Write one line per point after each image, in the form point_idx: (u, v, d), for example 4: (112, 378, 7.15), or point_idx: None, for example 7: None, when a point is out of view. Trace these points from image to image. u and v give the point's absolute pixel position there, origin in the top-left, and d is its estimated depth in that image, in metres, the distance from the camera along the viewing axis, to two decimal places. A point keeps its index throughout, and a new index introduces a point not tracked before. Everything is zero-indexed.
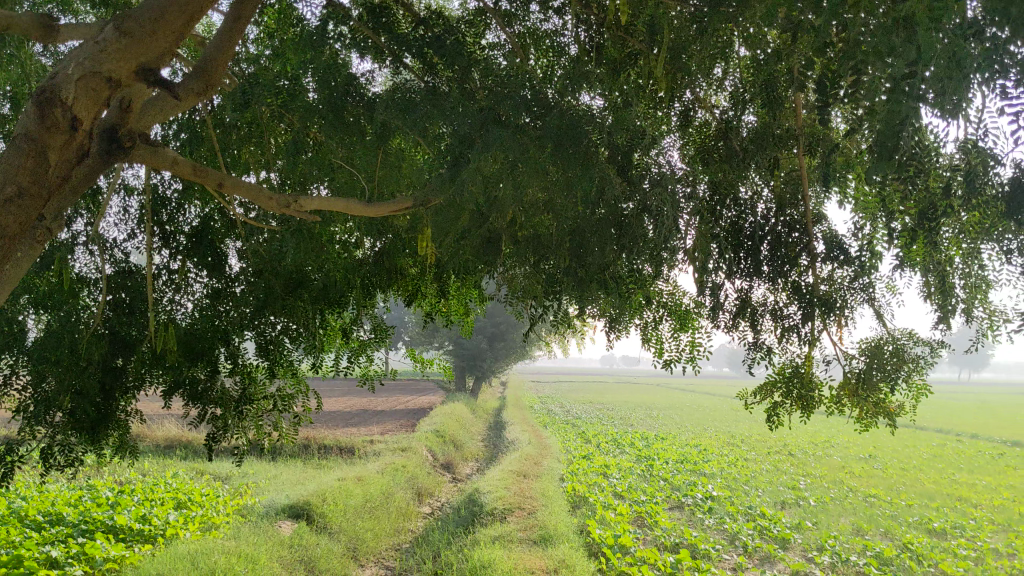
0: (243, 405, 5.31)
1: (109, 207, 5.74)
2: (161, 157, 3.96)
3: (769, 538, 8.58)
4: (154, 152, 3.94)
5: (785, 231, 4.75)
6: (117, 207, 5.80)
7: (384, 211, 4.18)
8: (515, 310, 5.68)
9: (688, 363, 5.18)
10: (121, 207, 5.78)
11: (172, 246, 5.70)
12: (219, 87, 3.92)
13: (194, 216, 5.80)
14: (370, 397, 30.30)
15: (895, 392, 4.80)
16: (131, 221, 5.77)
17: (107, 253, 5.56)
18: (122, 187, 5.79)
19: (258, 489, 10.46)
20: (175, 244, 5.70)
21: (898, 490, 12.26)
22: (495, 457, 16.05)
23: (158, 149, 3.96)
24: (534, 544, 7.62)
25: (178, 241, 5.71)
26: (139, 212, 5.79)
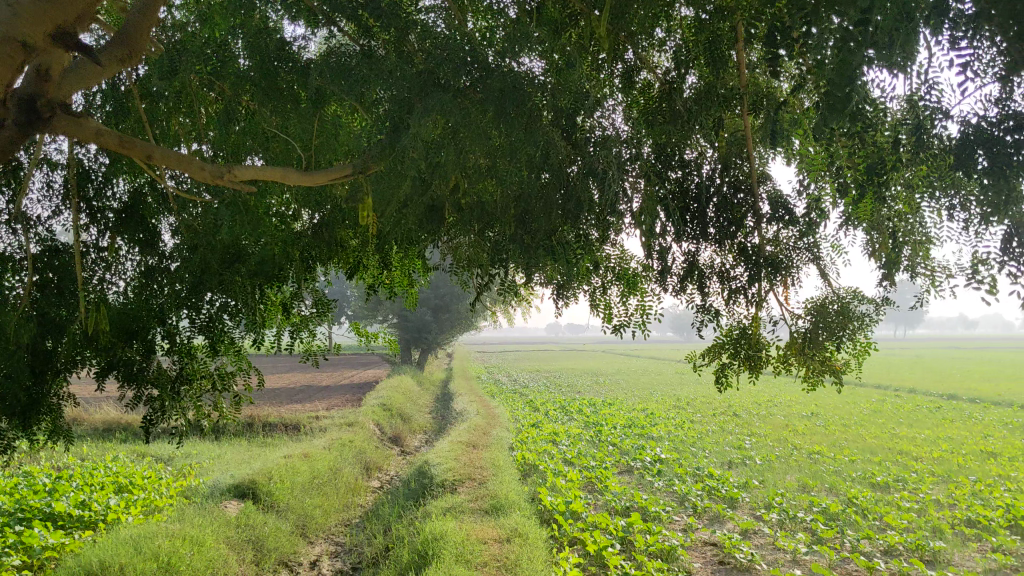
0: (180, 387, 5.27)
1: (30, 183, 5.47)
2: (84, 129, 3.93)
3: (718, 498, 8.66)
4: (77, 124, 3.92)
5: (730, 192, 4.70)
6: (39, 182, 5.52)
7: (319, 181, 4.17)
8: (460, 281, 5.50)
9: (636, 328, 5.11)
10: (39, 183, 5.50)
11: (100, 223, 5.50)
12: (145, 54, 3.79)
13: (123, 191, 5.61)
14: (315, 373, 29.99)
15: (840, 349, 4.82)
16: (55, 197, 5.50)
17: (30, 230, 5.31)
18: (44, 161, 5.52)
19: (202, 470, 10.27)
20: (104, 221, 5.50)
21: (841, 446, 12.49)
22: (444, 429, 15.99)
23: (82, 122, 3.93)
24: (486, 514, 7.57)
25: (107, 217, 5.51)
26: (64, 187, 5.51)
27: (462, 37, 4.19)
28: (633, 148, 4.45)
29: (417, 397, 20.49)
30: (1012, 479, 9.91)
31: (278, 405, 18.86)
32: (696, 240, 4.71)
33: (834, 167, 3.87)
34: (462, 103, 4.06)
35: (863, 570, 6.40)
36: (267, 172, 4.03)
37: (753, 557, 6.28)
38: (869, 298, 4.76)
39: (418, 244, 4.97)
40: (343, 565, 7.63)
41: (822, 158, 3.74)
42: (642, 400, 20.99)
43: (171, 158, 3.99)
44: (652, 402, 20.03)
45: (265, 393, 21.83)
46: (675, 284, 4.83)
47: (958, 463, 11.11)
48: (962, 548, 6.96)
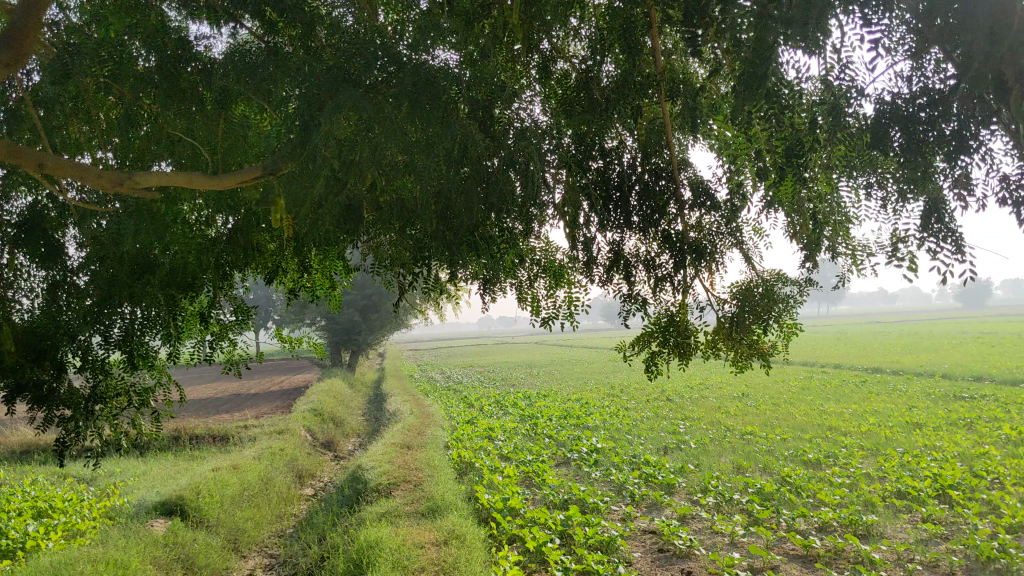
0: (93, 407, 5.07)
1: None
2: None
3: (655, 484, 8.68)
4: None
5: (652, 179, 4.66)
6: None
7: (226, 184, 4.01)
8: (384, 280, 5.34)
9: (565, 319, 5.09)
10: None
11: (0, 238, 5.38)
12: (30, 57, 3.80)
13: (23, 206, 5.54)
14: (243, 381, 29.40)
15: (767, 332, 4.81)
16: None
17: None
18: None
19: (127, 489, 9.95)
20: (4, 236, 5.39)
21: (772, 425, 12.66)
22: (377, 431, 15.79)
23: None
24: (422, 517, 7.46)
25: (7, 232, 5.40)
26: None
27: (370, 31, 4.08)
28: (553, 138, 4.35)
29: (349, 400, 20.21)
30: (937, 448, 10.16)
31: (205, 416, 18.42)
32: (621, 230, 4.68)
33: (753, 151, 3.87)
34: (375, 99, 3.95)
35: (799, 548, 6.46)
36: (170, 177, 3.90)
37: (691, 543, 6.28)
38: (794, 279, 4.75)
39: (337, 246, 4.84)
40: None
41: (742, 142, 3.73)
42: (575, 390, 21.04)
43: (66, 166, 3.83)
44: (585, 392, 20.08)
45: (192, 405, 21.28)
46: (601, 273, 4.78)
47: (886, 435, 11.34)
48: (894, 521, 7.09)
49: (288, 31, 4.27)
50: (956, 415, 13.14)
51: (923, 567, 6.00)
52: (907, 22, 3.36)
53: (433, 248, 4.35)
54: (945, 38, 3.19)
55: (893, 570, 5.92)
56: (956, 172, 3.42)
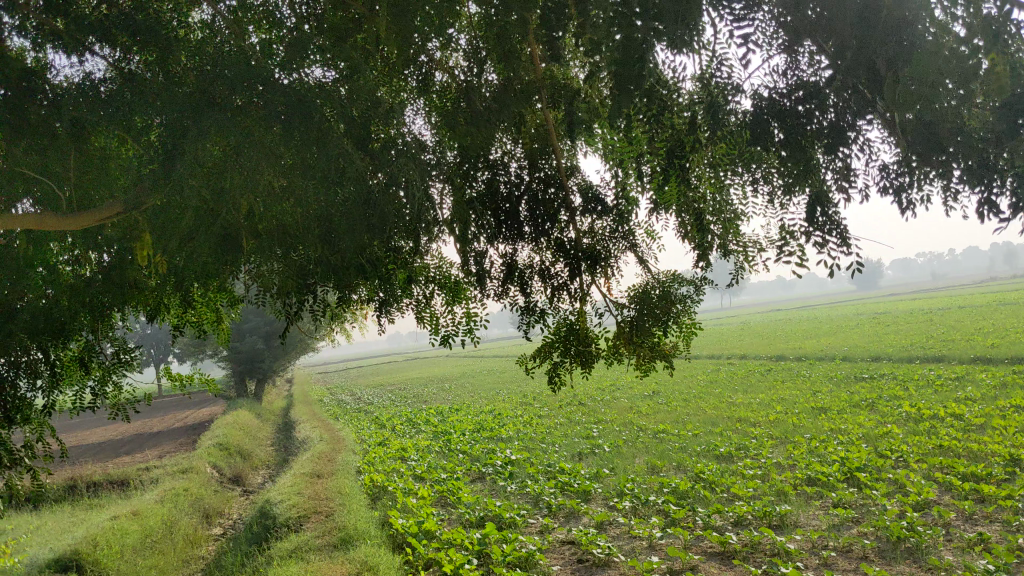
0: None
1: None
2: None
3: (570, 493, 8.61)
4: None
5: (541, 188, 4.51)
6: None
7: (82, 222, 3.74)
8: (271, 309, 5.05)
9: (465, 336, 4.93)
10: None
11: None
12: None
13: None
14: (145, 420, 28.34)
15: (667, 335, 4.79)
16: None
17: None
18: None
19: (18, 547, 9.39)
20: None
21: (683, 422, 12.74)
22: (287, 461, 15.35)
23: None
24: (335, 549, 7.21)
25: None
26: None
27: (234, 53, 3.90)
28: (438, 153, 4.44)
29: (258, 431, 19.66)
30: (843, 431, 10.37)
31: (104, 460, 17.64)
32: (513, 242, 4.51)
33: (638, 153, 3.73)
34: (243, 122, 3.76)
35: (716, 546, 6.46)
36: (17, 220, 3.62)
37: (609, 551, 6.21)
38: (689, 280, 4.76)
39: (218, 277, 4.60)
40: None
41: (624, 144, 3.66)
42: (488, 401, 20.91)
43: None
44: (499, 402, 19.95)
45: (90, 450, 20.38)
46: (496, 287, 4.56)
47: (793, 423, 11.53)
48: (806, 509, 7.18)
49: (146, 56, 4.06)
50: (857, 396, 13.47)
51: (837, 552, 6.05)
52: (777, 18, 3.32)
53: (317, 274, 4.17)
54: (819, 31, 3.24)
55: (809, 559, 5.95)
56: (837, 164, 3.47)
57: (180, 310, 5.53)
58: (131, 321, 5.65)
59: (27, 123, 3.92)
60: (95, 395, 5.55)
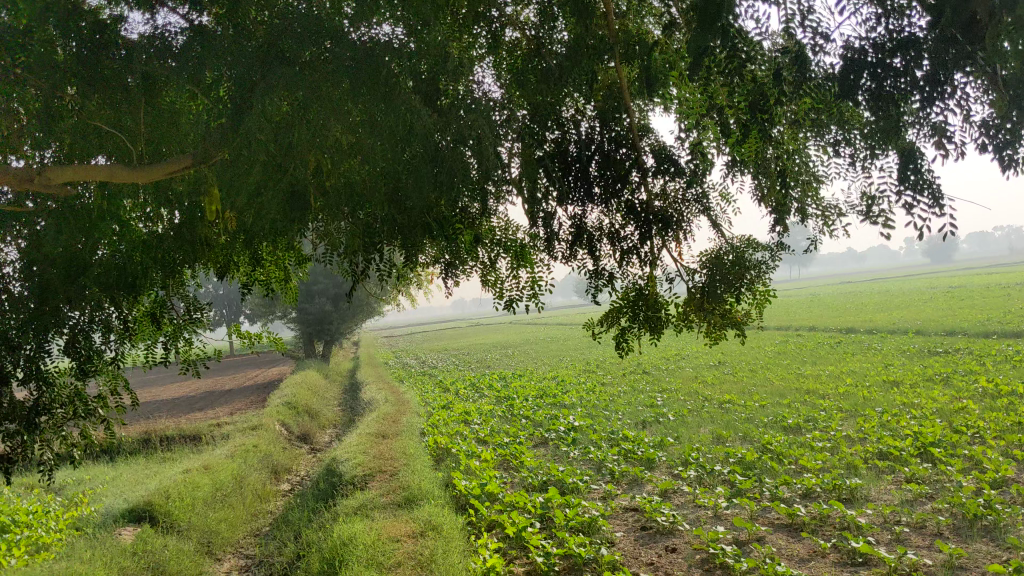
0: (37, 418, 4.75)
1: None
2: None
3: (634, 460, 8.53)
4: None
5: (613, 148, 4.31)
6: None
7: (151, 174, 3.78)
8: (338, 268, 5.04)
9: (530, 301, 4.89)
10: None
11: None
12: None
13: None
14: (216, 379, 29.02)
15: (740, 301, 4.67)
16: None
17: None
18: None
19: (95, 497, 9.68)
20: None
21: (749, 393, 12.55)
22: (353, 421, 15.54)
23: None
24: (399, 508, 7.26)
25: None
26: None
27: (304, 6, 3.84)
28: (507, 110, 4.30)
29: (325, 391, 19.97)
30: (915, 406, 10.10)
31: (177, 416, 18.09)
32: (582, 203, 4.37)
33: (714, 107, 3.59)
34: (311, 77, 3.72)
35: (784, 517, 6.33)
36: (88, 171, 3.68)
37: (674, 519, 6.14)
38: (764, 246, 4.61)
39: (286, 234, 4.59)
40: None
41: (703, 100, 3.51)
42: (552, 367, 20.90)
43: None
44: (562, 369, 19.92)
45: (164, 406, 20.95)
46: (564, 250, 4.50)
47: (864, 396, 11.27)
48: (878, 483, 7.01)
49: (216, 9, 4.03)
50: (930, 371, 13.11)
51: (910, 528, 5.89)
52: None
53: (384, 232, 4.13)
54: None
55: (881, 534, 5.80)
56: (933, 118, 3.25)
57: (249, 268, 5.56)
58: (201, 279, 5.72)
59: (101, 76, 3.93)
60: (167, 350, 5.63)
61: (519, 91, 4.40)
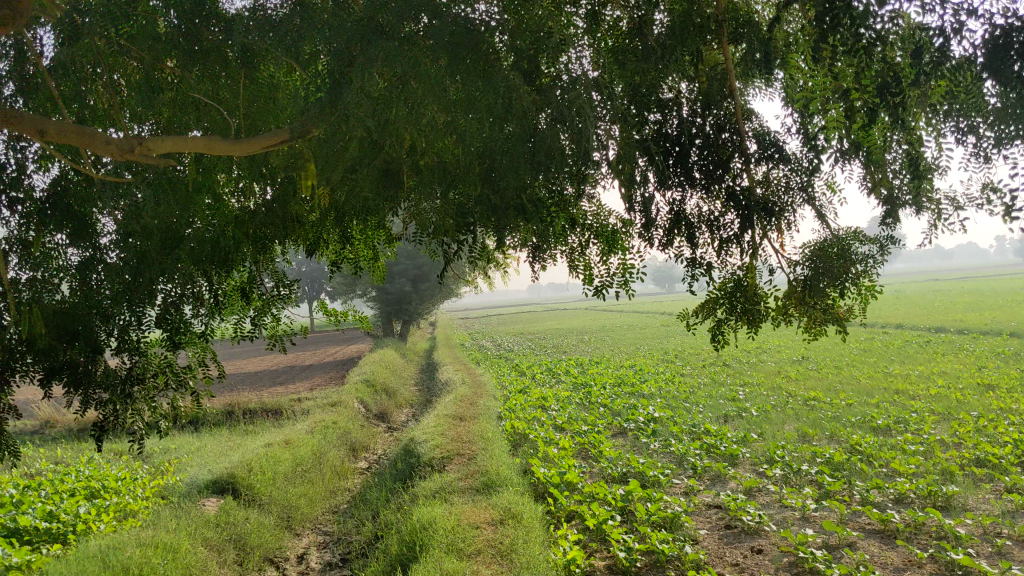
0: (132, 388, 4.88)
1: None
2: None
3: (717, 455, 8.32)
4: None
5: (715, 132, 4.19)
6: None
7: (249, 148, 3.68)
8: (427, 249, 4.98)
9: (620, 289, 4.70)
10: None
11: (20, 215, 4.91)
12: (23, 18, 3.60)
13: (45, 176, 5.02)
14: (297, 354, 29.58)
15: (842, 297, 4.44)
16: None
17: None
18: None
19: (180, 466, 9.91)
20: (23, 212, 4.92)
21: (835, 390, 12.17)
22: (430, 402, 15.61)
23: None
24: (477, 494, 7.22)
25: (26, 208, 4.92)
26: None
27: None
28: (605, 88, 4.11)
29: (403, 371, 20.13)
30: (1015, 411, 9.63)
31: (259, 389, 18.46)
32: (682, 188, 4.16)
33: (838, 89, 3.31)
34: (410, 53, 3.63)
35: (876, 523, 6.08)
36: (186, 143, 3.60)
37: (761, 519, 5.94)
38: (872, 238, 4.35)
39: (377, 213, 4.52)
40: (331, 556, 7.24)
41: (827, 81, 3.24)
42: (629, 356, 20.69)
43: (70, 132, 3.60)
44: (640, 358, 19.68)
45: (246, 379, 21.42)
46: (660, 237, 4.26)
47: (958, 399, 10.80)
48: (976, 491, 6.68)
49: None
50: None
51: (1013, 541, 5.58)
52: None
53: (477, 213, 4.01)
54: None
55: (981, 546, 5.51)
56: None
57: (338, 246, 5.53)
58: (290, 255, 5.73)
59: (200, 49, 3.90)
60: (255, 324, 5.62)
61: (618, 72, 4.23)
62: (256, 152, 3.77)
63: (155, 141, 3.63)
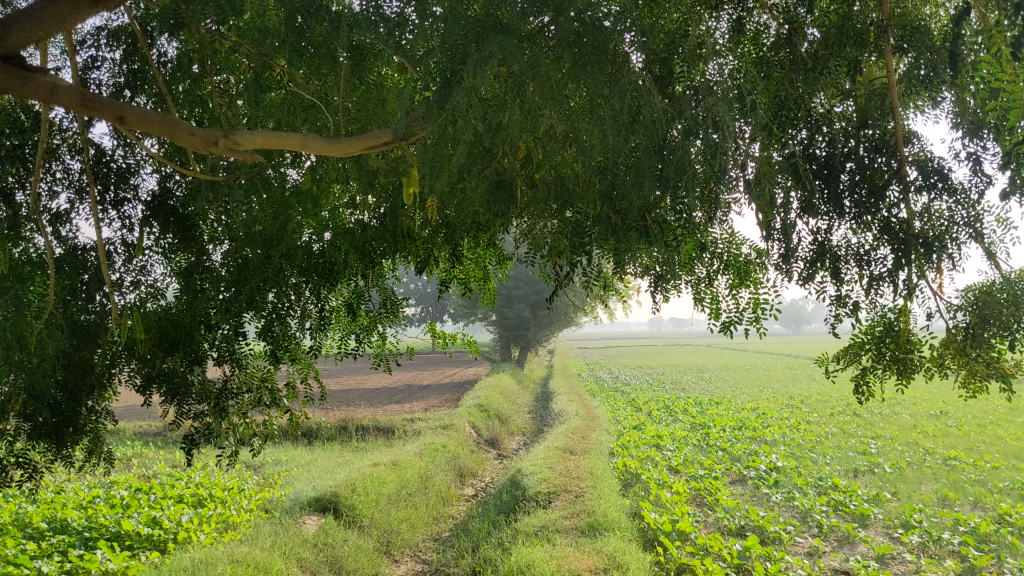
0: (225, 403, 4.67)
1: (46, 169, 4.72)
2: (36, 84, 3.27)
3: (846, 514, 7.63)
4: (28, 78, 3.24)
5: (870, 156, 3.74)
6: (55, 168, 4.77)
7: (347, 148, 3.30)
8: (541, 271, 4.64)
9: (750, 326, 4.28)
10: (58, 167, 4.77)
11: (124, 217, 4.86)
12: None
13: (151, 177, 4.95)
14: (417, 374, 29.82)
15: (1012, 350, 3.84)
16: (75, 186, 4.77)
17: (47, 225, 4.76)
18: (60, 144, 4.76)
19: (288, 480, 9.88)
20: (128, 214, 4.87)
21: (980, 449, 11.12)
22: (543, 431, 15.27)
23: (34, 76, 3.26)
24: (582, 536, 6.81)
25: (132, 210, 4.87)
26: (83, 175, 4.77)
27: None
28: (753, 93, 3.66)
29: (517, 397, 19.90)
30: None
31: (375, 406, 18.57)
32: (828, 216, 3.71)
33: None
34: (531, 52, 3.28)
35: None
36: (277, 139, 3.24)
37: None
38: None
39: (489, 228, 4.21)
40: None
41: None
42: (752, 398, 19.79)
43: (150, 121, 3.27)
44: (763, 402, 18.79)
45: (365, 395, 21.66)
46: (803, 270, 3.80)
47: None
48: None
49: None
50: None
51: None
52: None
53: (595, 232, 3.63)
54: None
55: None
56: None
57: (448, 264, 5.24)
58: (400, 271, 5.52)
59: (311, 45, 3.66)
60: (360, 342, 5.41)
61: (764, 83, 3.82)
62: (356, 154, 3.41)
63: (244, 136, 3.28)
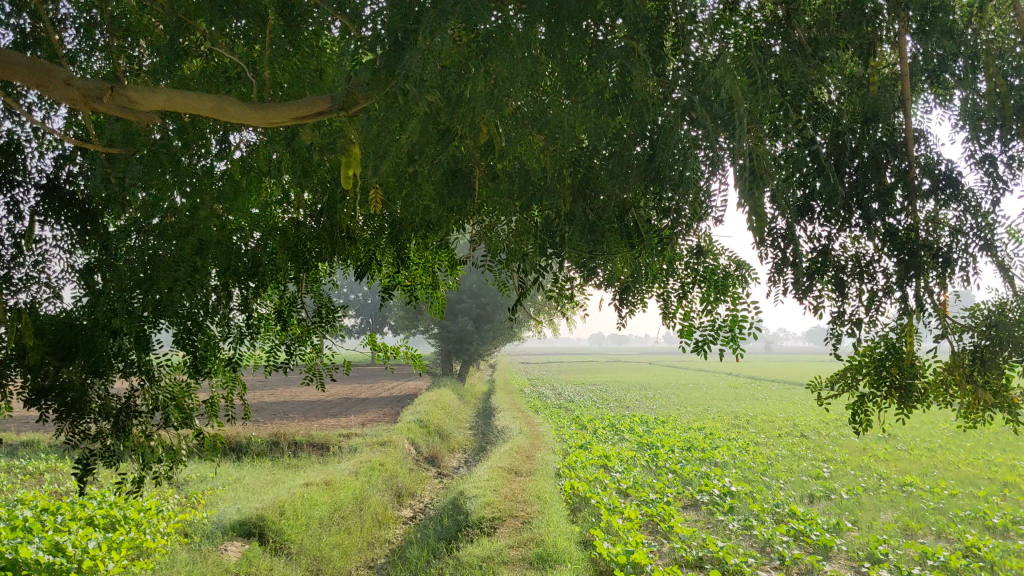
0: (127, 422, 4.11)
1: None
2: None
3: (807, 545, 7.21)
4: None
5: (876, 156, 3.34)
6: None
7: (273, 115, 2.77)
8: (497, 280, 4.15)
9: (726, 346, 3.79)
10: None
11: (13, 203, 4.23)
12: None
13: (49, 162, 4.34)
14: (355, 387, 29.07)
15: (1023, 376, 3.44)
16: None
17: None
18: None
19: (212, 500, 9.18)
20: (18, 201, 4.24)
21: (934, 475, 10.85)
22: (485, 449, 14.78)
23: None
24: (530, 569, 6.31)
25: (23, 197, 4.25)
26: None
27: None
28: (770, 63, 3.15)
29: (458, 412, 19.37)
30: None
31: (309, 419, 17.89)
32: (829, 224, 3.30)
33: None
34: (498, 12, 2.77)
35: None
36: (184, 102, 2.76)
37: None
38: None
39: (441, 227, 3.71)
40: None
41: None
42: (697, 417, 19.52)
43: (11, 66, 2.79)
44: (708, 421, 18.47)
45: (299, 408, 20.90)
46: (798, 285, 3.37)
47: None
48: None
49: None
50: None
51: None
52: None
53: (567, 234, 3.12)
54: None
55: None
56: None
57: (392, 269, 4.72)
58: (339, 276, 4.97)
59: None
60: (291, 354, 4.82)
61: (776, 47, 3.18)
62: (284, 123, 2.87)
63: (143, 94, 2.78)
